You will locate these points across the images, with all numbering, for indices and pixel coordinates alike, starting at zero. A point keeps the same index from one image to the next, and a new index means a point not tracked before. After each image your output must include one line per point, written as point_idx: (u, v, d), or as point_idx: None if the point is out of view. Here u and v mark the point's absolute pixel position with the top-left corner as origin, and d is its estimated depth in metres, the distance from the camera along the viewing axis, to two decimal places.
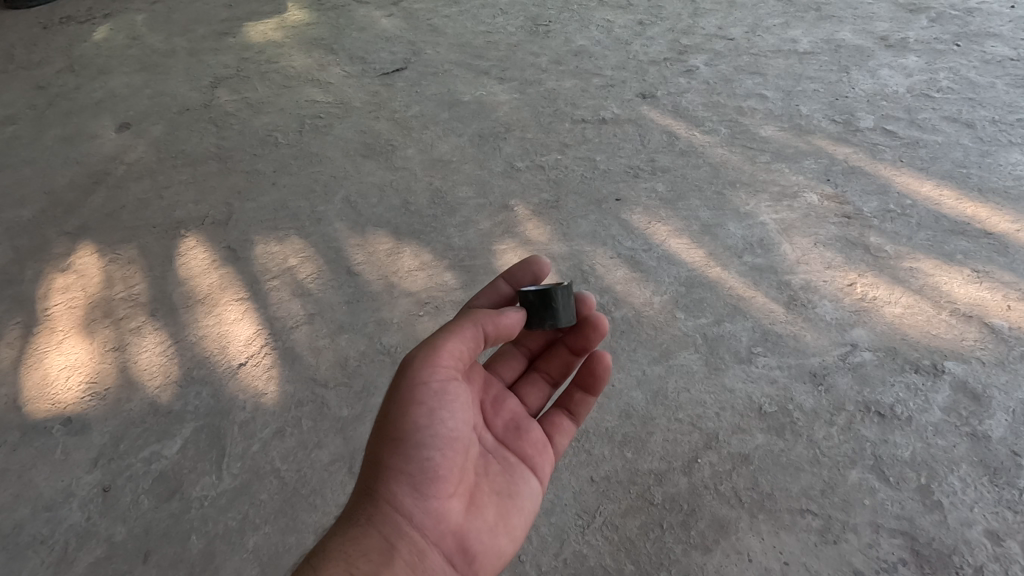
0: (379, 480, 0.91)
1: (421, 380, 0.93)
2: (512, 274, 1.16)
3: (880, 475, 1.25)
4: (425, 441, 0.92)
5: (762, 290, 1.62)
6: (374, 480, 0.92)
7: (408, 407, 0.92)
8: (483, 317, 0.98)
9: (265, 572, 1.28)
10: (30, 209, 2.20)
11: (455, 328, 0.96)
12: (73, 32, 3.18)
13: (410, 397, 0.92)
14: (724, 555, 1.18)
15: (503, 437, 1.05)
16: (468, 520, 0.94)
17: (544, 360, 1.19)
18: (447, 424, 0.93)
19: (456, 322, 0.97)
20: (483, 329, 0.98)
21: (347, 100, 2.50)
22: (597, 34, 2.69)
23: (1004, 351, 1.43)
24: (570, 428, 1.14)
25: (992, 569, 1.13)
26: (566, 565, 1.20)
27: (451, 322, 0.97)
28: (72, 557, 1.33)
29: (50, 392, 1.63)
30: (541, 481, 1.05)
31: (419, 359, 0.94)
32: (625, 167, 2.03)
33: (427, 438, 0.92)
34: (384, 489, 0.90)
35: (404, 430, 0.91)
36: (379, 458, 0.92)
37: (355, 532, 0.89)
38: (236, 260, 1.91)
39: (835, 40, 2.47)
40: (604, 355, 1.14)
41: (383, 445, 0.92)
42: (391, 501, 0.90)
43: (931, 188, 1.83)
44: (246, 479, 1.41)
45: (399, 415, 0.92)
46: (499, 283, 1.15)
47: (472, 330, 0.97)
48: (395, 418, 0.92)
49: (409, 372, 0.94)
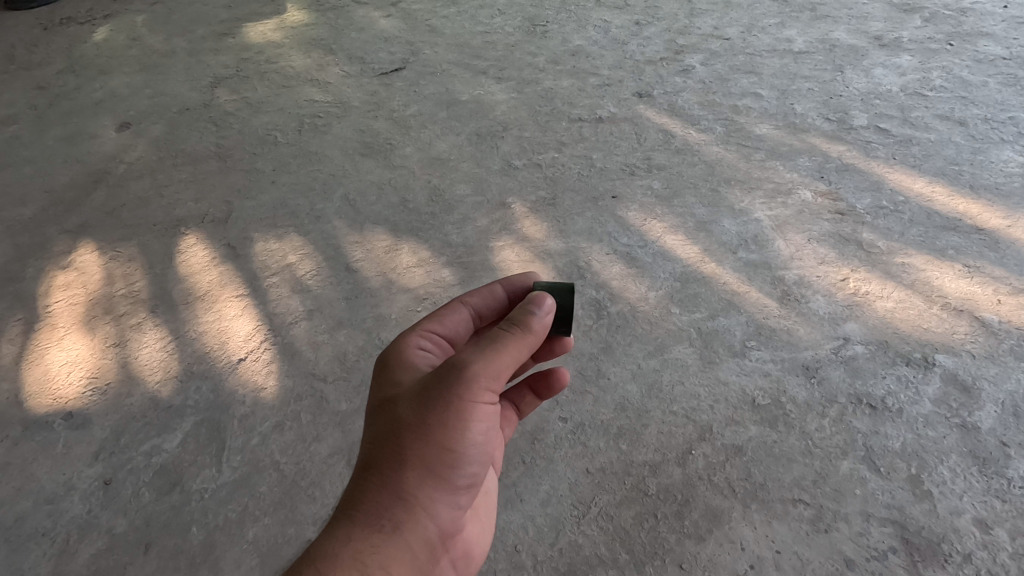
0: (416, 487, 0.83)
1: (484, 398, 0.83)
2: (508, 279, 1.05)
3: (871, 465, 1.27)
4: (474, 457, 0.87)
5: (755, 285, 1.64)
6: (411, 487, 0.83)
7: (467, 422, 0.84)
8: (536, 328, 0.88)
9: (264, 563, 1.29)
10: (31, 208, 2.21)
11: (516, 342, 0.86)
12: (73, 32, 3.21)
13: (470, 413, 0.83)
14: (717, 544, 1.20)
15: None
16: (471, 523, 0.95)
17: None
18: (492, 440, 0.89)
19: (517, 336, 0.86)
20: (534, 344, 0.88)
21: (346, 99, 2.52)
22: (594, 34, 2.71)
23: (994, 344, 1.44)
24: (513, 420, 1.13)
25: (980, 556, 1.15)
26: (562, 554, 1.21)
27: (511, 337, 0.85)
28: (74, 549, 1.34)
29: (51, 387, 1.64)
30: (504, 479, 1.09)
31: (484, 371, 0.83)
32: (621, 165, 2.05)
33: (476, 454, 0.87)
34: (421, 496, 0.83)
35: (460, 444, 0.84)
36: (422, 465, 0.83)
37: (380, 540, 0.80)
38: (236, 257, 1.93)
39: (829, 40, 2.50)
40: (564, 371, 1.10)
41: (430, 455, 0.83)
42: (427, 509, 0.84)
43: (923, 185, 1.85)
44: (246, 472, 1.43)
45: (456, 428, 0.83)
46: (496, 287, 1.04)
47: (529, 348, 0.88)
48: (452, 430, 0.83)
49: (472, 385, 0.82)
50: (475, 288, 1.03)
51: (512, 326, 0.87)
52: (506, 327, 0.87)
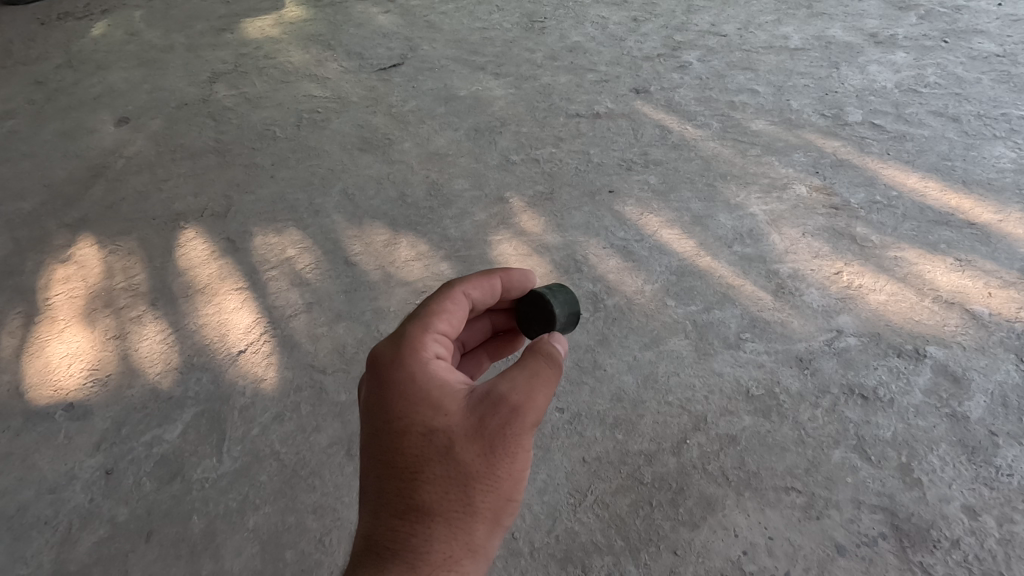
0: (485, 536, 0.83)
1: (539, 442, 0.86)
2: (508, 274, 1.05)
3: (862, 454, 1.29)
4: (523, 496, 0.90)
5: (750, 279, 1.66)
6: (479, 537, 0.83)
7: (526, 468, 0.86)
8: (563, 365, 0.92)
9: (265, 550, 1.31)
10: (30, 202, 2.22)
11: (556, 378, 0.89)
12: (71, 27, 3.21)
13: (528, 458, 0.86)
14: (711, 531, 1.22)
15: None
16: None
17: (466, 331, 1.12)
18: None
19: (559, 375, 0.89)
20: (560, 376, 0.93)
21: (344, 95, 2.53)
22: (592, 31, 2.73)
23: (984, 336, 1.47)
24: None
25: (968, 542, 1.17)
26: (558, 541, 1.24)
27: (555, 377, 0.88)
28: (75, 538, 1.36)
29: (52, 379, 1.65)
30: None
31: (538, 414, 0.86)
32: (618, 160, 2.07)
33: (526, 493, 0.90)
34: (486, 546, 0.83)
35: (520, 492, 0.86)
36: (491, 515, 0.83)
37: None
38: (235, 251, 1.94)
39: (825, 37, 2.52)
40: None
41: (496, 505, 0.84)
42: (488, 557, 0.84)
43: (916, 181, 1.87)
44: (246, 462, 1.44)
45: (518, 475, 0.85)
46: (496, 281, 1.03)
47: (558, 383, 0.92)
48: (516, 478, 0.85)
49: (530, 430, 0.85)
50: (475, 279, 1.00)
51: (550, 363, 0.89)
52: (548, 362, 0.89)
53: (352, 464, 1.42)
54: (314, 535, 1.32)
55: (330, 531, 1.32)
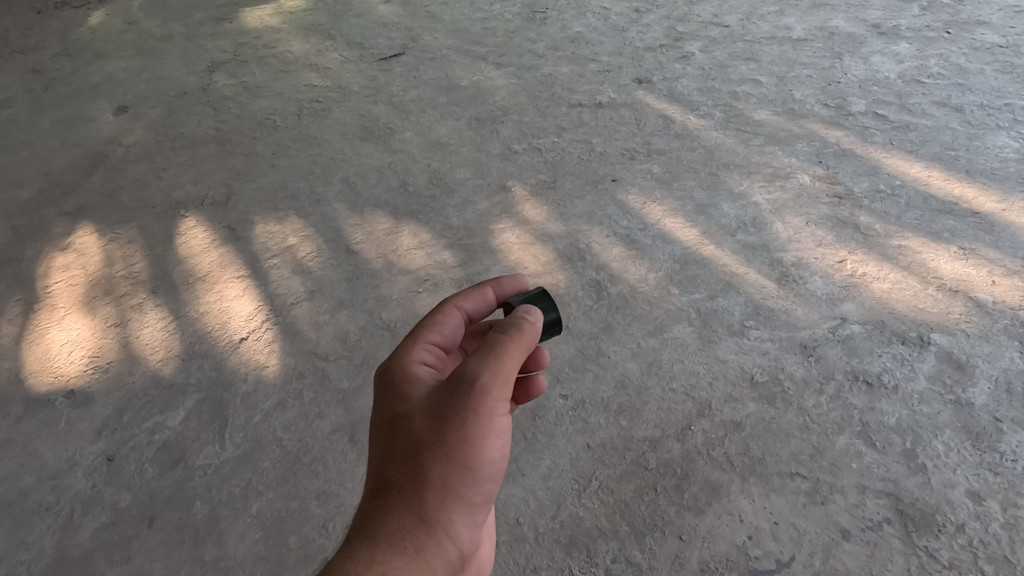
0: (441, 507, 0.80)
1: (499, 412, 0.82)
2: (500, 285, 1.04)
3: (867, 440, 1.29)
4: (492, 475, 0.85)
5: (754, 267, 1.65)
6: (433, 507, 0.80)
7: (485, 440, 0.82)
8: (530, 337, 0.88)
9: (268, 536, 1.30)
10: (29, 190, 2.21)
11: (515, 345, 0.85)
12: (68, 16, 3.18)
13: (487, 429, 0.82)
14: (716, 516, 1.22)
15: None
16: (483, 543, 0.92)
17: None
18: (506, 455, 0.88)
19: (521, 343, 0.86)
20: (533, 350, 0.89)
21: (345, 84, 2.52)
22: (594, 21, 2.71)
23: (988, 324, 1.47)
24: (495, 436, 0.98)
25: (973, 527, 1.17)
26: (563, 526, 1.23)
27: (516, 343, 0.85)
28: (78, 523, 1.35)
29: (52, 366, 1.64)
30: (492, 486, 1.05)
31: (494, 381, 0.82)
32: (621, 149, 2.06)
33: (494, 470, 0.85)
34: (442, 518, 0.80)
35: (479, 463, 0.83)
36: (444, 485, 0.81)
37: (404, 563, 0.76)
38: (236, 240, 1.93)
39: (828, 28, 2.51)
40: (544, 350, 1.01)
41: (449, 474, 0.81)
42: (448, 531, 0.81)
43: (920, 170, 1.87)
44: (248, 448, 1.44)
45: (474, 444, 0.82)
46: (489, 291, 1.02)
47: (529, 356, 0.88)
48: (472, 448, 0.82)
49: (485, 399, 0.81)
50: (468, 291, 1.00)
51: (507, 331, 0.86)
52: (503, 333, 0.86)
53: (355, 450, 1.41)
54: (318, 521, 1.32)
55: (333, 517, 1.32)
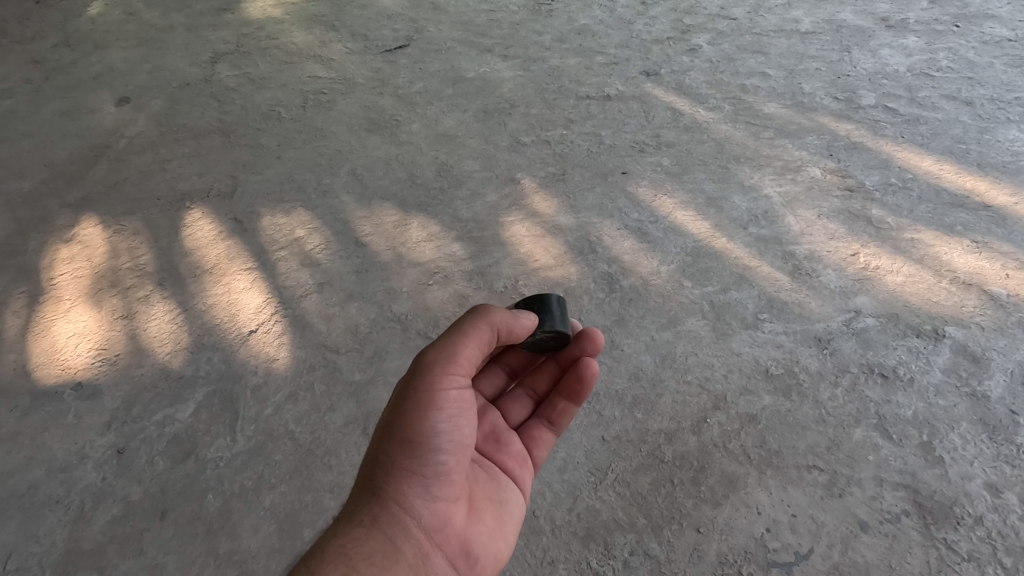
0: (389, 481, 0.90)
1: (440, 386, 0.91)
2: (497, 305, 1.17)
3: (883, 433, 1.29)
4: (442, 448, 0.91)
5: (766, 260, 1.65)
6: (384, 483, 0.90)
7: (425, 412, 0.90)
8: (487, 317, 0.96)
9: (282, 529, 1.29)
10: (31, 181, 2.18)
11: (467, 325, 0.95)
12: (66, 6, 3.14)
13: (429, 403, 0.91)
14: (733, 509, 1.21)
15: (485, 450, 1.07)
16: (470, 525, 0.96)
17: (532, 376, 1.17)
18: (462, 430, 0.93)
19: (470, 322, 0.95)
20: (495, 330, 0.97)
21: (350, 76, 2.49)
22: (600, 13, 2.69)
23: (1003, 317, 1.46)
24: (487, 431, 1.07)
25: (991, 519, 1.17)
26: (579, 519, 1.23)
27: (464, 323, 0.95)
28: (89, 516, 1.34)
29: (59, 358, 1.63)
30: (523, 490, 1.07)
31: (438, 358, 0.92)
32: (630, 142, 2.05)
33: (442, 443, 0.91)
34: (393, 491, 0.90)
35: (422, 436, 0.90)
36: (392, 461, 0.90)
37: (360, 534, 0.87)
38: (242, 232, 1.92)
39: (836, 21, 2.50)
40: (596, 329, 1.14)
41: (396, 451, 0.90)
42: (401, 504, 0.89)
43: (931, 163, 1.86)
44: (260, 441, 1.43)
45: (415, 419, 0.90)
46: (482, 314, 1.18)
47: (487, 334, 0.96)
48: (413, 422, 0.90)
49: (427, 374, 0.91)
50: None
51: (462, 316, 0.96)
52: (456, 319, 0.96)
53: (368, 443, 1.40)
54: (332, 514, 1.31)
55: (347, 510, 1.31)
